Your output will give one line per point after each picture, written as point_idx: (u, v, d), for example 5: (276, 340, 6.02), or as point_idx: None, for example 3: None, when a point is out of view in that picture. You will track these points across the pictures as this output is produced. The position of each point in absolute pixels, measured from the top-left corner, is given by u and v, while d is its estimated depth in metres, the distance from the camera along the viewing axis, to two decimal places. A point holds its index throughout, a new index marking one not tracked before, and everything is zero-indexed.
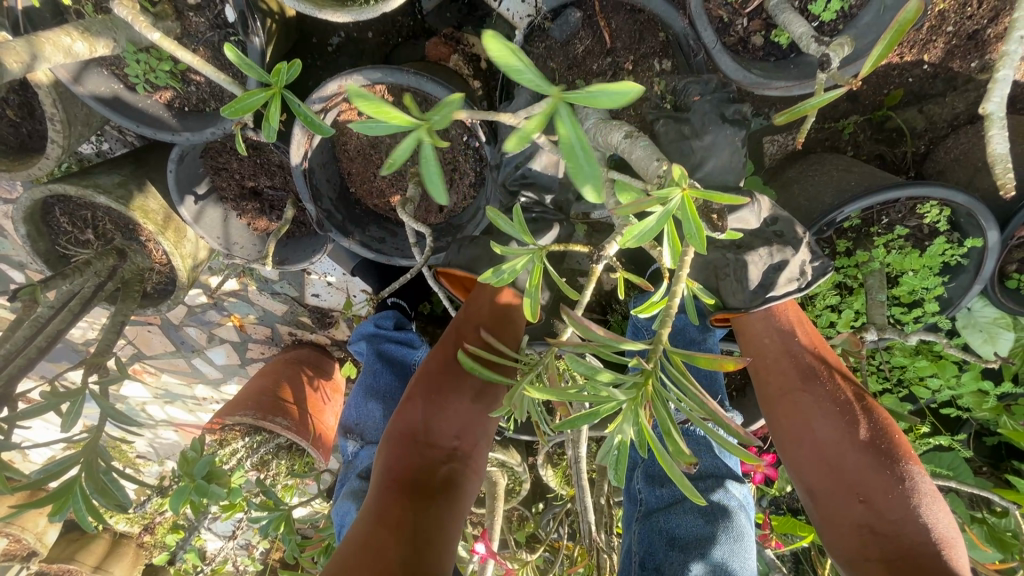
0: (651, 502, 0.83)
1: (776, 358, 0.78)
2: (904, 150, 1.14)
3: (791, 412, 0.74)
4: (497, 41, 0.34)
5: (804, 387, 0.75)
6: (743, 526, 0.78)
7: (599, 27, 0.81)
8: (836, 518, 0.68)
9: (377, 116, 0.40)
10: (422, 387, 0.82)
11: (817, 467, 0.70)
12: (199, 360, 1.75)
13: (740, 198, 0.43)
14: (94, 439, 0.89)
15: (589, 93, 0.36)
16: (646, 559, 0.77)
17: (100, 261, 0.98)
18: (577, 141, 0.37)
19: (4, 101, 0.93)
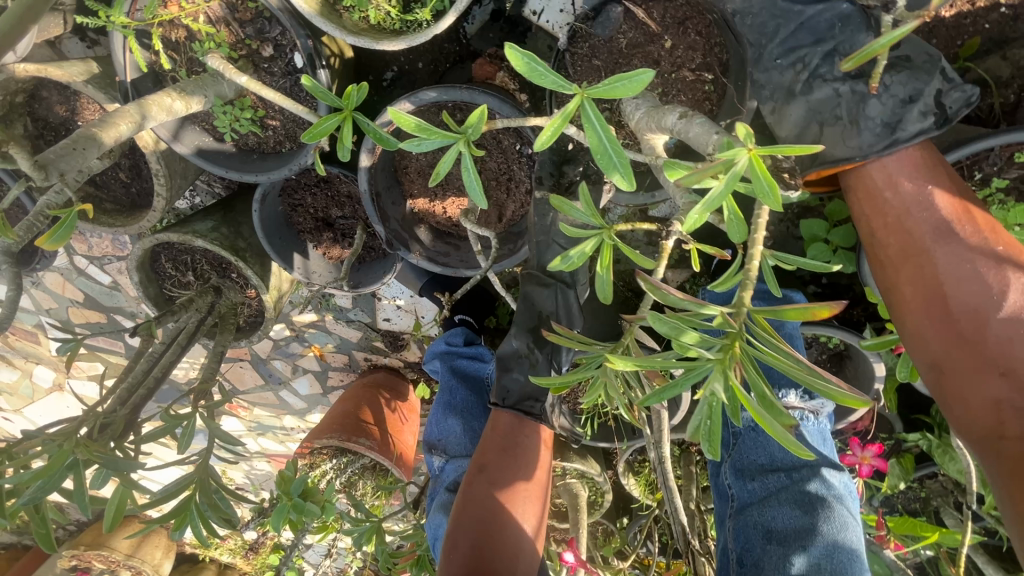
0: (743, 498, 0.76)
1: (888, 201, 0.69)
2: (988, 102, 1.05)
3: (922, 273, 0.66)
4: (521, 57, 0.44)
5: (939, 245, 0.65)
6: (845, 516, 0.69)
7: (643, 18, 0.81)
8: (973, 387, 0.60)
9: (426, 136, 0.52)
10: (469, 511, 0.85)
11: (945, 336, 0.63)
12: (286, 391, 1.87)
13: (812, 145, 0.43)
14: (204, 459, 0.96)
15: (607, 87, 0.43)
16: (743, 555, 0.70)
17: (200, 297, 1.10)
18: (602, 136, 0.46)
19: (118, 166, 1.07)
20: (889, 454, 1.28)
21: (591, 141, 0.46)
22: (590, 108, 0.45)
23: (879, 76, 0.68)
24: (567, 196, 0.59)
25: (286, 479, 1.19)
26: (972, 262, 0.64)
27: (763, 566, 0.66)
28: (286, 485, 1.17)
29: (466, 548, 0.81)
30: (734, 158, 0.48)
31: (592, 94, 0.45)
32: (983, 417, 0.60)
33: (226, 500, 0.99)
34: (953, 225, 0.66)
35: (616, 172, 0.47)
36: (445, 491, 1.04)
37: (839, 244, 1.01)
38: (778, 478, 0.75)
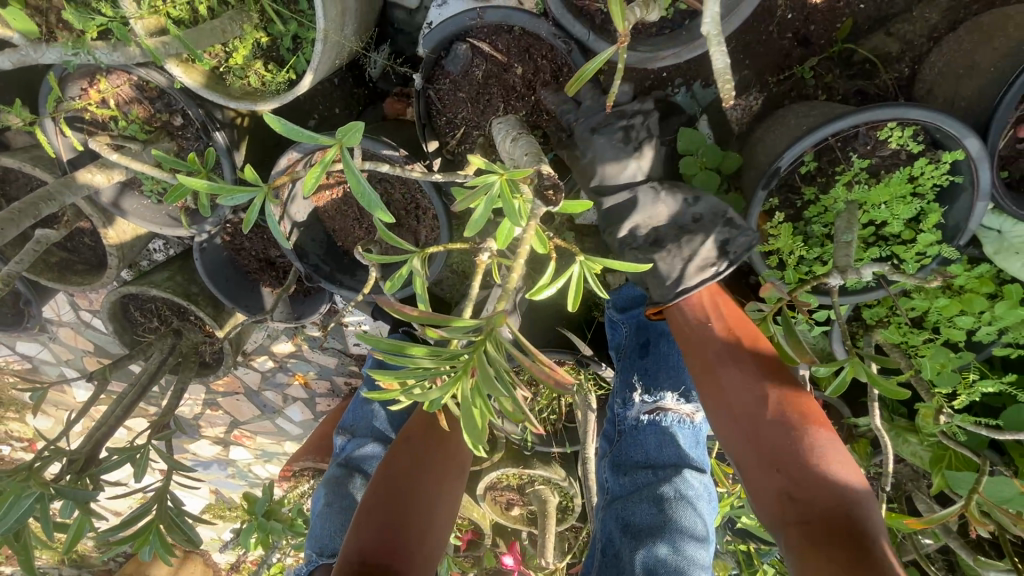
0: (615, 491, 0.86)
1: (692, 331, 0.81)
2: (883, 79, 1.05)
3: (715, 384, 0.75)
4: (280, 122, 0.52)
5: (727, 363, 0.76)
6: (698, 522, 0.77)
7: (490, 50, 0.87)
8: (762, 485, 0.66)
9: (234, 192, 0.60)
10: (385, 487, 0.88)
11: (742, 438, 0.70)
12: (282, 419, 1.99)
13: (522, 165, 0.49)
14: (161, 486, 1.07)
15: (348, 137, 0.51)
16: (606, 547, 0.80)
17: (159, 340, 1.24)
18: (357, 178, 0.53)
19: (84, 232, 1.22)
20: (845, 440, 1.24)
21: (350, 184, 0.53)
22: (345, 155, 0.53)
23: (668, 237, 0.85)
24: (383, 226, 0.66)
25: (254, 500, 1.29)
26: (753, 375, 0.73)
27: (620, 559, 0.76)
28: (252, 505, 1.27)
29: (379, 517, 0.84)
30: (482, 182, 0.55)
31: (344, 145, 0.52)
32: (776, 511, 0.64)
33: (184, 521, 1.09)
34: (737, 345, 0.77)
35: (375, 208, 0.54)
36: (336, 466, 1.15)
37: None
38: (647, 474, 0.84)
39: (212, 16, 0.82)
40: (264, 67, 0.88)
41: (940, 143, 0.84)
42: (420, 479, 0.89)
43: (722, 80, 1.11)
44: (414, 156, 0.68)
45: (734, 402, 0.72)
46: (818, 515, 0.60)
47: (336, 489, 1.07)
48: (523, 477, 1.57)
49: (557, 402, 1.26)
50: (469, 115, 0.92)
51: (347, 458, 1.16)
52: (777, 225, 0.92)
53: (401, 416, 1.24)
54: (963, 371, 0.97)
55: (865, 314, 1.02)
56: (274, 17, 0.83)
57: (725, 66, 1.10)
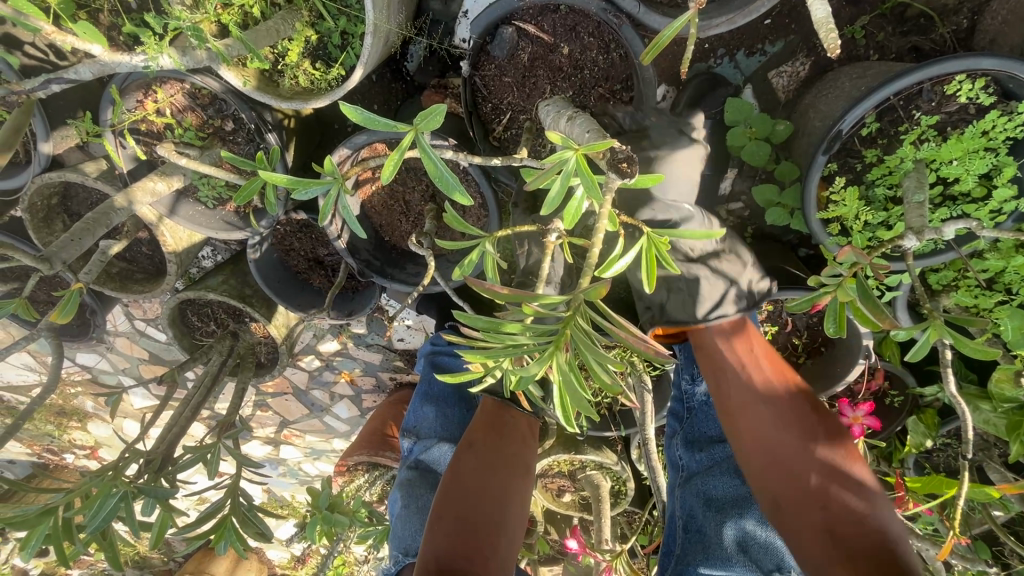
0: (691, 468, 0.87)
1: (723, 367, 0.81)
2: (939, 33, 1.01)
3: (750, 438, 0.75)
4: (357, 111, 0.52)
5: (763, 416, 0.75)
6: None
7: (535, 32, 0.86)
8: (801, 523, 0.67)
9: (306, 188, 0.61)
10: (455, 484, 0.91)
11: (774, 473, 0.72)
12: (329, 417, 2.04)
13: (605, 136, 0.48)
14: (233, 483, 1.11)
15: (426, 121, 0.51)
16: (688, 522, 0.82)
17: (218, 343, 1.27)
18: (433, 163, 0.53)
19: (141, 242, 1.25)
20: (910, 412, 1.20)
21: (431, 169, 0.53)
22: (421, 139, 0.53)
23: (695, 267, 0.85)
24: (452, 212, 0.66)
25: (316, 494, 1.32)
26: (787, 429, 0.73)
27: (706, 533, 0.79)
28: (315, 499, 1.30)
29: (452, 513, 0.86)
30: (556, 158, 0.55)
31: (420, 130, 0.53)
32: (816, 552, 0.65)
33: (256, 516, 1.13)
34: (770, 388, 0.77)
35: (454, 191, 0.54)
36: (408, 469, 1.19)
37: (792, 206, 1.02)
38: (722, 448, 0.86)
39: (263, 18, 0.84)
40: (313, 65, 0.89)
41: (1013, 93, 0.80)
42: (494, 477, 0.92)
43: (767, 47, 1.08)
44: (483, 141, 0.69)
45: (789, 477, 0.71)
46: (862, 562, 0.61)
47: (410, 491, 1.11)
48: (573, 463, 1.57)
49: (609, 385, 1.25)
50: (515, 99, 0.92)
51: (416, 461, 1.18)
52: (839, 191, 0.89)
53: (454, 411, 1.25)
54: None
55: (932, 279, 0.98)
56: (322, 15, 0.84)
57: (769, 32, 1.07)
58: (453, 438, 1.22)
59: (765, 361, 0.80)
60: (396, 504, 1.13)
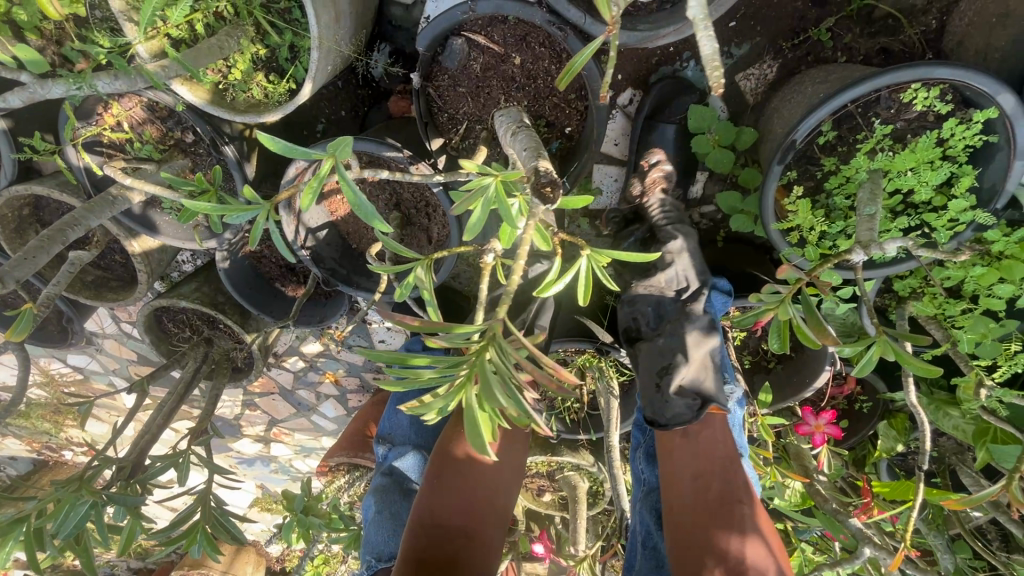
0: (651, 482, 0.89)
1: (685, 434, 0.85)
2: (907, 35, 0.99)
3: (681, 499, 0.80)
4: (274, 140, 0.52)
5: (698, 481, 0.80)
6: None
7: (485, 42, 0.85)
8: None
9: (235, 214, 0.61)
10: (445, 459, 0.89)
11: (688, 533, 0.76)
12: (316, 416, 2.06)
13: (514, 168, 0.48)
14: (204, 489, 1.13)
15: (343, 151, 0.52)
16: (646, 539, 0.84)
17: (192, 350, 1.29)
18: (350, 192, 0.53)
19: (114, 250, 1.26)
20: (880, 416, 1.19)
21: (346, 196, 0.53)
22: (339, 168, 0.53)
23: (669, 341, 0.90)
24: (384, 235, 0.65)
25: (292, 497, 1.34)
26: (717, 501, 0.78)
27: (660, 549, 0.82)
28: (290, 502, 1.32)
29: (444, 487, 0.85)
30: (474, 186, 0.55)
31: (337, 160, 0.53)
32: None
33: (229, 521, 1.15)
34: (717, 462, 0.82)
35: (372, 219, 0.54)
36: (382, 475, 1.17)
37: (755, 213, 1.01)
38: None
39: (212, 32, 0.83)
40: (266, 78, 0.89)
41: (971, 101, 0.78)
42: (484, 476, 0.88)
43: (733, 49, 1.06)
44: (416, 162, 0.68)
45: (703, 540, 0.75)
46: None
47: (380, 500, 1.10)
48: (551, 464, 1.58)
49: (579, 390, 1.25)
50: (469, 109, 0.91)
51: (390, 468, 1.17)
52: (796, 200, 0.88)
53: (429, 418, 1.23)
54: (1004, 341, 0.92)
55: (896, 286, 0.97)
56: (270, 29, 0.84)
57: (734, 34, 1.05)
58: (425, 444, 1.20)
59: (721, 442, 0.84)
60: (368, 510, 1.12)
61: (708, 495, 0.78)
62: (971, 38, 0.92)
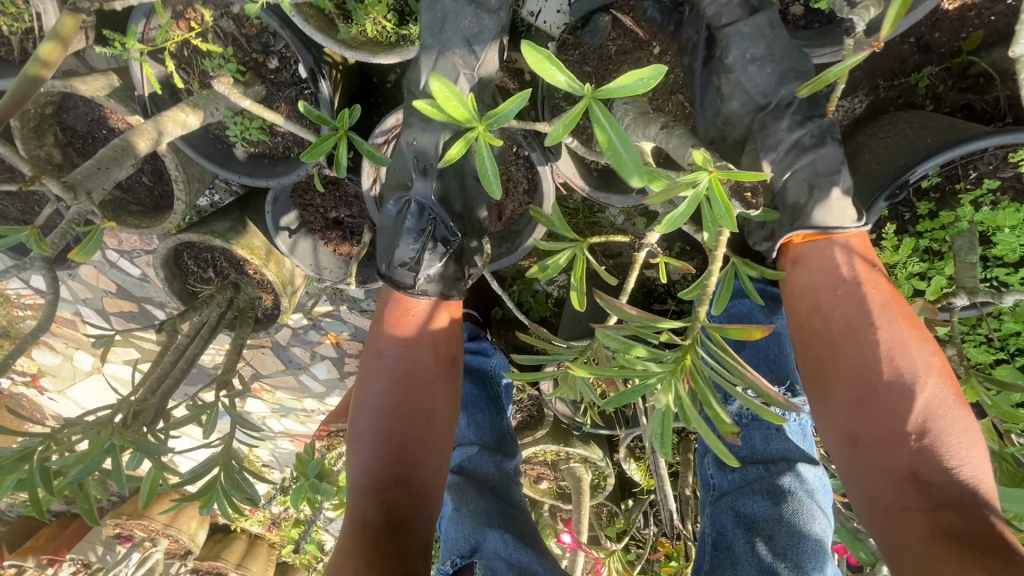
0: (723, 486, 0.93)
1: (831, 276, 0.67)
2: (995, 96, 1.03)
3: (832, 362, 0.64)
4: (534, 51, 0.46)
5: (857, 332, 0.64)
6: (812, 507, 0.84)
7: (631, 24, 0.82)
8: (876, 457, 0.59)
9: None
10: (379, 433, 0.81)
11: (855, 403, 0.62)
12: (306, 375, 1.96)
13: (768, 171, 0.47)
14: (226, 445, 1.05)
15: (620, 87, 0.45)
16: (718, 539, 0.88)
17: (220, 293, 1.17)
18: (613, 138, 0.48)
19: (141, 171, 1.13)
20: None
21: (597, 134, 0.48)
22: (598, 107, 0.48)
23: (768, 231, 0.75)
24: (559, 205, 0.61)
25: (304, 461, 1.29)
26: (891, 356, 0.62)
27: (734, 549, 0.84)
28: (303, 466, 1.27)
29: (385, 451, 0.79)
30: (624, 177, 0.49)
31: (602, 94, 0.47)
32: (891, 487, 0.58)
33: (247, 480, 1.08)
34: (880, 305, 0.65)
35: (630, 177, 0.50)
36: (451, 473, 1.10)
37: None
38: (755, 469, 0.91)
39: None
40: (386, 16, 0.82)
41: None
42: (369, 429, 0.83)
43: None
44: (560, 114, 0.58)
45: (876, 404, 0.61)
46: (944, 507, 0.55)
47: (459, 491, 1.02)
48: (559, 454, 1.58)
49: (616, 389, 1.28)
50: (590, 90, 0.88)
51: (459, 468, 1.10)
52: (889, 237, 0.92)
53: (485, 417, 1.19)
54: None
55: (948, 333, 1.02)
56: None
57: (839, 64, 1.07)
58: (486, 443, 1.15)
59: (875, 281, 0.66)
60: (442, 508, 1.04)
61: (882, 372, 0.61)
62: None
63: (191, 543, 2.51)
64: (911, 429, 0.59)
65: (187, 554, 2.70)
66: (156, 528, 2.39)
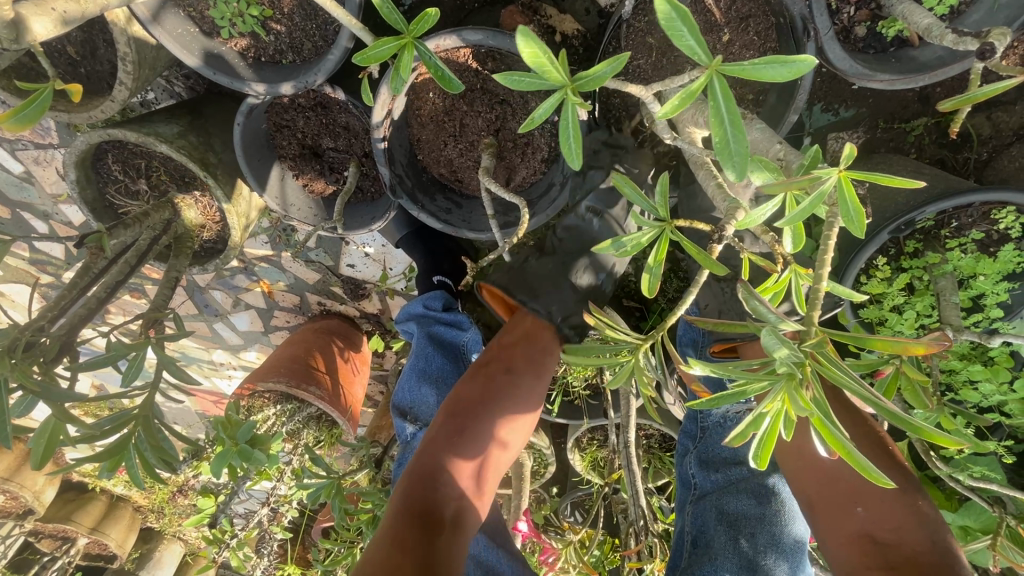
0: (705, 486, 0.94)
1: None
2: (966, 156, 1.14)
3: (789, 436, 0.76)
4: (672, 5, 0.39)
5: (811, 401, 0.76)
6: (792, 510, 0.87)
7: (708, 4, 0.79)
8: (836, 524, 0.68)
9: (531, 64, 0.42)
10: (449, 423, 0.78)
11: (812, 473, 0.73)
12: (221, 324, 1.71)
13: (925, 179, 0.45)
14: (149, 396, 0.86)
15: (755, 67, 0.40)
16: (698, 537, 0.89)
17: (157, 213, 0.95)
18: (726, 117, 0.43)
19: (66, 38, 0.88)
20: None
21: (709, 116, 0.43)
22: (719, 83, 0.43)
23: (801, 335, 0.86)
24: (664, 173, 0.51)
25: (232, 423, 1.11)
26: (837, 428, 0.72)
27: (714, 545, 0.85)
28: (230, 430, 1.09)
29: (449, 434, 0.76)
30: (725, 170, 0.45)
31: (727, 71, 0.42)
32: (853, 554, 0.65)
33: (168, 440, 0.89)
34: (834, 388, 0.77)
35: (730, 165, 0.45)
36: None
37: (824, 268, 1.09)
38: (737, 470, 0.92)
39: None
40: None
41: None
42: (491, 400, 0.79)
43: (842, 109, 1.14)
44: (677, 83, 0.51)
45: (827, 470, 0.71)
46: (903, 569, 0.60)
47: None
48: None
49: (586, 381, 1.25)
50: (648, 63, 0.82)
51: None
52: (880, 268, 0.99)
53: None
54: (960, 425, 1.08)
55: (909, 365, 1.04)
56: None
57: (851, 96, 1.12)
58: None
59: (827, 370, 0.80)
60: None
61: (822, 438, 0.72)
62: (1014, 180, 1.10)
63: (34, 501, 2.11)
64: (867, 503, 0.67)
65: (23, 514, 2.27)
66: None
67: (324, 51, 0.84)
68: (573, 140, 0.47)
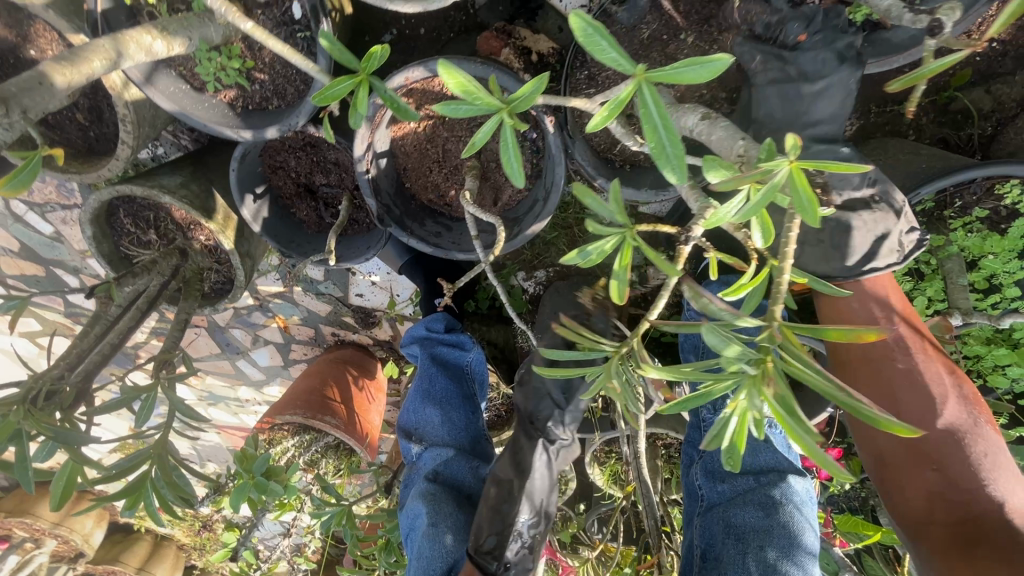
0: (713, 497, 0.91)
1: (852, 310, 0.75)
2: (969, 132, 1.09)
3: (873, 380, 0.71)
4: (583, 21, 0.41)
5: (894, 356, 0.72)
6: (802, 525, 0.81)
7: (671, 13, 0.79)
8: (910, 482, 0.68)
9: (462, 93, 0.45)
10: None
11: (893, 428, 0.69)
12: (244, 361, 1.77)
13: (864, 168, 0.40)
14: (162, 435, 0.89)
15: (675, 70, 0.40)
16: (708, 550, 0.86)
17: (164, 260, 1.00)
18: (657, 121, 0.43)
19: (75, 106, 0.95)
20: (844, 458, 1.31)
21: (641, 122, 0.44)
22: (646, 90, 0.43)
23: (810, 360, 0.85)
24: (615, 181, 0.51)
25: (247, 456, 1.14)
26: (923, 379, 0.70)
27: (722, 559, 0.82)
28: (247, 463, 1.12)
29: None
30: (663, 171, 0.44)
31: (653, 76, 0.42)
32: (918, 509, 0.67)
33: (184, 477, 0.93)
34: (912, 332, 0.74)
35: (667, 164, 0.44)
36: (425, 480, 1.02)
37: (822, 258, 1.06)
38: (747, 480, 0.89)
39: None
40: None
41: None
42: None
43: None
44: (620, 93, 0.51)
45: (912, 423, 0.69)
46: (981, 544, 0.62)
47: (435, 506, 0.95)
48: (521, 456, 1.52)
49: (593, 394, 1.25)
50: None
51: (433, 473, 1.04)
52: None
53: (461, 416, 1.11)
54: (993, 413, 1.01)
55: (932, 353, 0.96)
56: None
57: None
58: (461, 445, 1.09)
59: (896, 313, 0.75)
60: (413, 520, 0.97)
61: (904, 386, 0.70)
62: None
63: (83, 543, 2.19)
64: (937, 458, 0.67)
65: (75, 557, 2.36)
66: (41, 527, 2.07)
67: (304, 93, 0.88)
68: (515, 160, 0.48)
